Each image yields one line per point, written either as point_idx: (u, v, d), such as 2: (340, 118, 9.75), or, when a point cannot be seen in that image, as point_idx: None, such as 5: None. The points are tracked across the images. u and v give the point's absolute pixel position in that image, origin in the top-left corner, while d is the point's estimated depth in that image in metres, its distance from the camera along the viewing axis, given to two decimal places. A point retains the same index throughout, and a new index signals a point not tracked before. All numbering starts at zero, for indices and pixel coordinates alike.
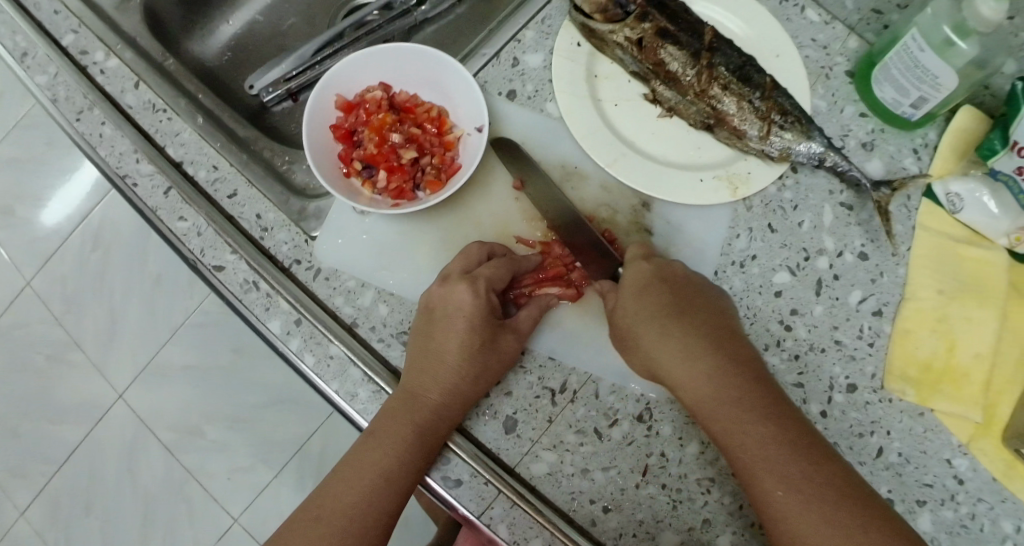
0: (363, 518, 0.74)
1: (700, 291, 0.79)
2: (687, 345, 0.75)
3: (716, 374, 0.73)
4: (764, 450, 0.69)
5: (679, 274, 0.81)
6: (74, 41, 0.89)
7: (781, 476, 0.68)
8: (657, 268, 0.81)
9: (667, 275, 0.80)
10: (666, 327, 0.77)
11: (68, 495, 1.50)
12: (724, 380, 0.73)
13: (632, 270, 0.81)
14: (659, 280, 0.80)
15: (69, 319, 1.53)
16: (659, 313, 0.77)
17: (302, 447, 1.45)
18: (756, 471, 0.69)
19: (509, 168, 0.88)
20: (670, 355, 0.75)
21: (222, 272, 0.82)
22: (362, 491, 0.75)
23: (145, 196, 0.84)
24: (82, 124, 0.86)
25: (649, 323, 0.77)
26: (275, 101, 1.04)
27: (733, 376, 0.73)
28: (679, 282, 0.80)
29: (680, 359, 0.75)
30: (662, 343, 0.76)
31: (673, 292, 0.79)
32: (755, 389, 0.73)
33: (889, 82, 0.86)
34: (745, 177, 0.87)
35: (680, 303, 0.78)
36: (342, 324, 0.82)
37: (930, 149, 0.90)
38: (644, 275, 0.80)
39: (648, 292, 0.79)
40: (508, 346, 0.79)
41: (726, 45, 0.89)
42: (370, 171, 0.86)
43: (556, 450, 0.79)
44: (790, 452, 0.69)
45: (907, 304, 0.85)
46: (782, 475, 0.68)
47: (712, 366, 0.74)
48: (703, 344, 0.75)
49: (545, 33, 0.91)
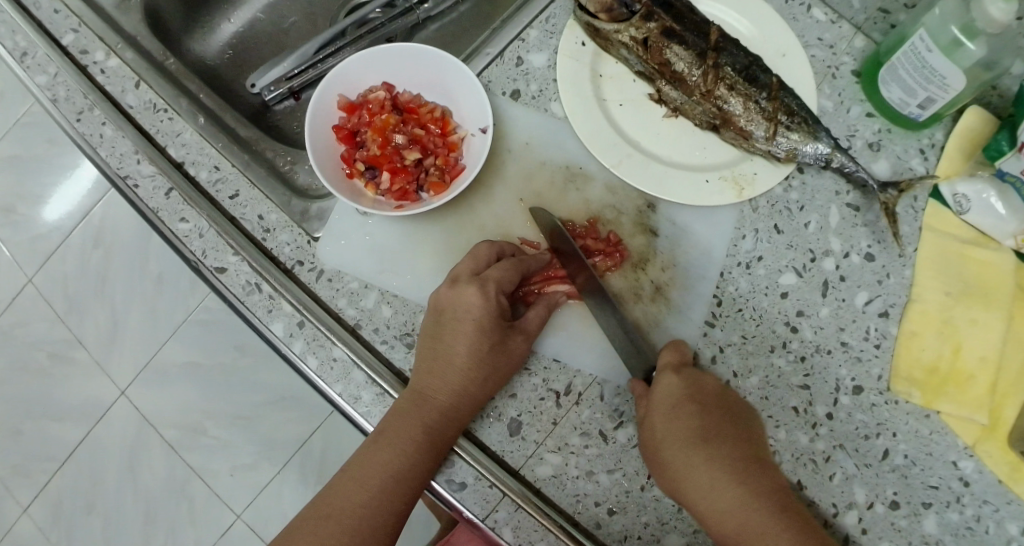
0: (372, 518, 0.74)
1: (729, 410, 0.77)
2: (713, 477, 0.73)
3: (744, 509, 0.71)
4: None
5: (708, 391, 0.78)
6: (74, 40, 0.88)
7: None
8: (685, 383, 0.77)
9: (696, 393, 0.77)
10: (693, 456, 0.74)
11: (70, 493, 1.50)
12: (751, 514, 0.71)
13: (659, 387, 0.77)
14: (687, 400, 0.76)
15: (71, 318, 1.52)
16: (684, 441, 0.74)
17: (303, 446, 1.44)
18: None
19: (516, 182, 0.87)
20: (696, 486, 0.73)
21: (224, 274, 0.81)
22: (371, 491, 0.75)
23: (147, 197, 0.83)
24: (82, 125, 0.85)
25: (675, 449, 0.74)
26: (277, 99, 1.03)
27: (761, 509, 0.71)
28: (706, 400, 0.77)
29: (710, 493, 0.72)
30: (693, 471, 0.73)
31: (701, 415, 0.76)
32: (785, 519, 0.70)
33: (896, 82, 0.86)
34: (750, 177, 0.87)
35: (706, 427, 0.75)
36: (344, 325, 0.82)
37: (936, 149, 0.89)
38: (672, 393, 0.76)
39: (676, 413, 0.75)
40: (516, 346, 0.78)
41: (732, 45, 0.88)
42: (372, 173, 0.85)
43: (561, 453, 0.78)
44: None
45: (912, 306, 0.85)
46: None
47: (739, 499, 0.72)
48: (728, 476, 0.73)
49: (549, 33, 0.90)
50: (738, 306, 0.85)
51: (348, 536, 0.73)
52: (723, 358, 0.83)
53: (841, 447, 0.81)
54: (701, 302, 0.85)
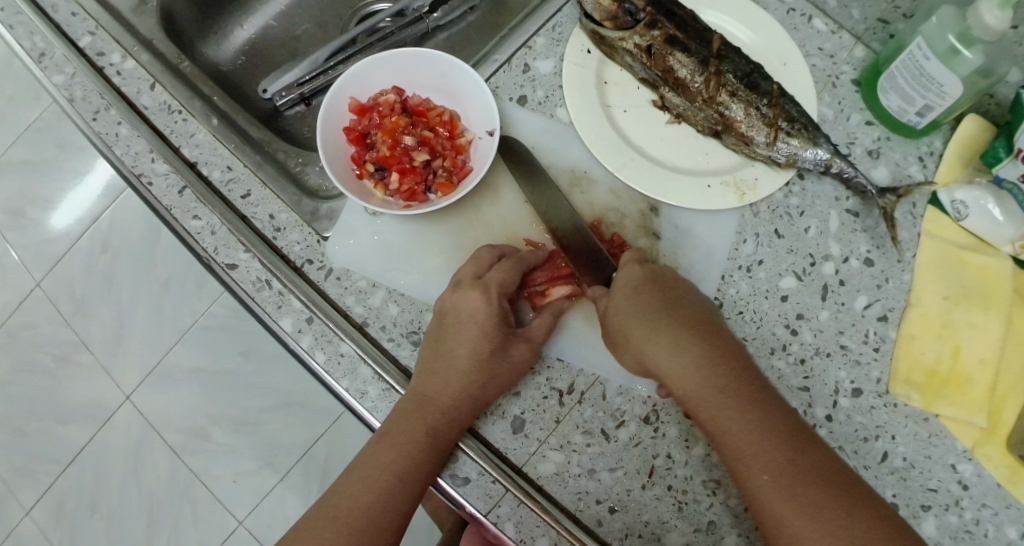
0: (378, 519, 0.75)
1: (689, 296, 0.80)
2: (680, 341, 0.75)
3: (706, 368, 0.73)
4: (753, 439, 0.70)
5: (667, 278, 0.81)
6: (91, 42, 0.90)
7: (769, 468, 0.68)
8: (646, 272, 0.81)
9: (656, 278, 0.81)
10: (656, 324, 0.76)
11: (73, 495, 1.51)
12: (714, 374, 0.73)
13: (623, 274, 0.81)
14: (650, 282, 0.80)
15: (78, 321, 1.54)
16: (649, 312, 0.77)
17: (307, 452, 1.46)
18: (745, 464, 0.69)
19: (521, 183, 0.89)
20: (660, 349, 0.75)
21: (235, 270, 0.83)
22: (376, 492, 0.76)
23: (160, 195, 0.85)
24: (98, 124, 0.87)
25: (637, 320, 0.77)
26: (288, 104, 1.05)
27: (723, 368, 0.73)
28: (668, 284, 0.80)
29: (674, 359, 0.74)
30: (659, 339, 0.75)
31: (661, 292, 0.79)
32: (743, 380, 0.73)
33: (894, 89, 0.87)
34: (751, 183, 0.89)
35: (668, 300, 0.78)
36: (352, 322, 0.83)
37: (935, 157, 0.91)
38: (636, 277, 0.80)
39: (640, 292, 0.79)
40: (518, 352, 0.79)
41: (734, 53, 0.90)
42: (382, 174, 0.87)
43: (564, 451, 0.80)
44: (781, 447, 0.69)
45: (912, 309, 0.86)
46: (771, 467, 0.68)
47: (704, 357, 0.74)
48: (693, 339, 0.75)
49: (556, 40, 0.92)
50: (739, 309, 0.86)
51: (355, 536, 0.74)
52: None
53: (840, 449, 0.82)
54: None
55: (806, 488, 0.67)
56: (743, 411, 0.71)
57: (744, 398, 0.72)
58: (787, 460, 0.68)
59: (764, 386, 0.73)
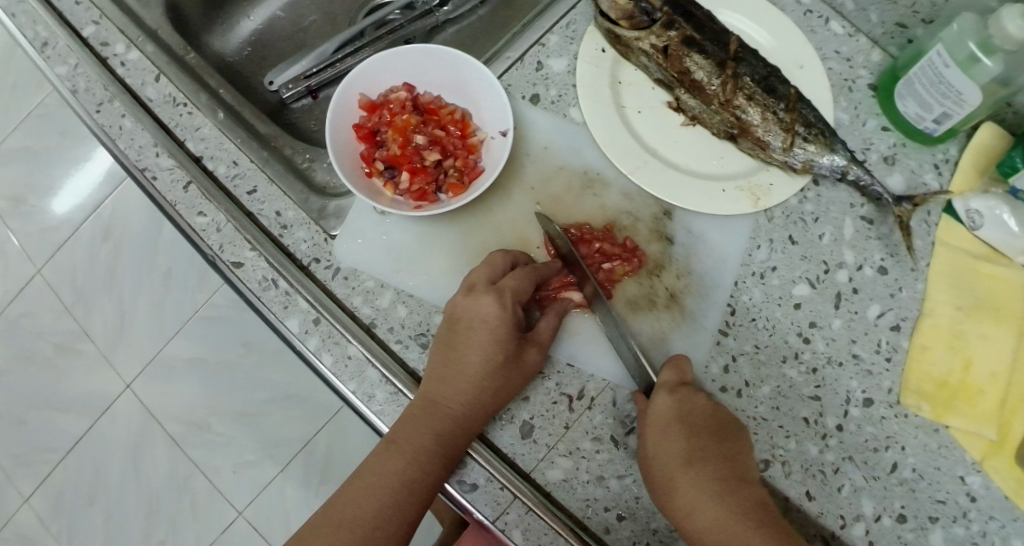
0: (385, 528, 0.74)
1: (717, 433, 0.76)
2: (699, 499, 0.73)
3: (726, 528, 0.71)
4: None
5: (696, 414, 0.77)
6: (95, 32, 0.88)
7: None
8: (677, 404, 0.76)
9: (686, 414, 0.76)
10: (677, 478, 0.74)
11: (71, 486, 1.50)
12: (734, 534, 0.70)
13: (653, 408, 0.77)
14: (678, 422, 0.75)
15: (78, 310, 1.53)
16: (670, 462, 0.74)
17: (308, 445, 1.44)
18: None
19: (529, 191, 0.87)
20: (681, 507, 0.73)
21: (241, 269, 0.81)
22: (384, 498, 0.75)
23: (164, 190, 0.83)
24: (101, 116, 0.85)
25: (662, 477, 0.75)
26: (295, 97, 1.03)
27: (745, 527, 0.70)
28: (695, 423, 0.76)
29: (694, 517, 0.72)
30: (678, 494, 0.73)
31: (689, 435, 0.75)
32: (768, 540, 0.69)
33: (912, 96, 0.86)
34: (766, 188, 0.88)
35: (693, 448, 0.75)
36: (359, 323, 0.82)
37: (951, 164, 0.90)
38: (664, 413, 0.76)
39: (665, 434, 0.75)
40: (531, 358, 0.79)
41: (751, 56, 0.89)
42: (391, 173, 0.85)
43: (572, 457, 0.79)
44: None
45: (924, 319, 0.85)
46: None
47: (724, 516, 0.71)
48: (713, 497, 0.73)
49: (569, 38, 0.91)
50: (751, 316, 0.85)
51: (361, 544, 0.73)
52: (734, 367, 0.83)
53: (850, 459, 0.82)
54: (715, 310, 0.85)
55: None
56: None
57: None
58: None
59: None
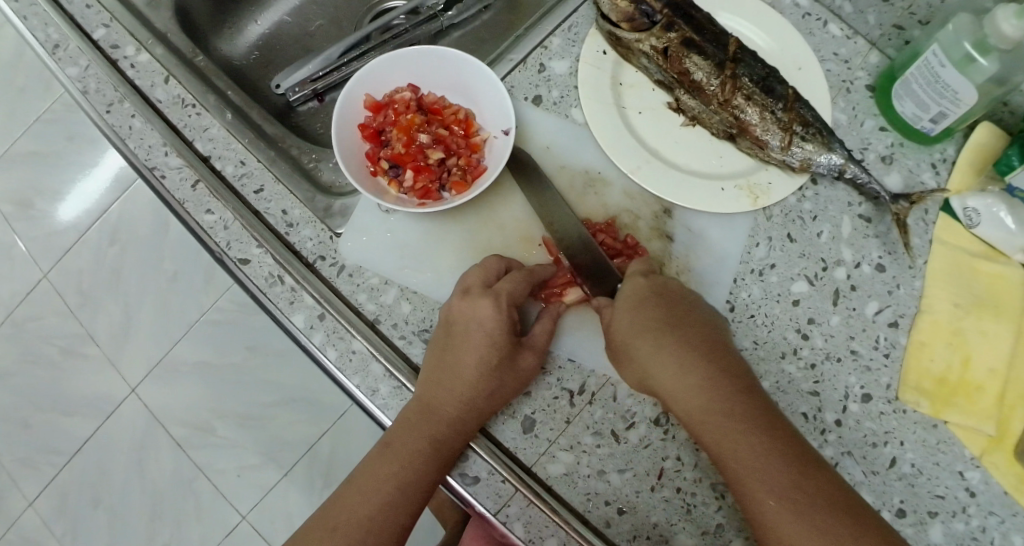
0: (376, 532, 0.75)
1: (692, 309, 0.80)
2: (685, 359, 0.75)
3: (710, 386, 0.74)
4: (758, 461, 0.70)
5: (674, 293, 0.81)
6: (105, 35, 0.90)
7: (774, 491, 0.68)
8: (654, 284, 0.81)
9: (663, 291, 0.81)
10: (661, 341, 0.77)
11: (78, 487, 1.51)
12: (715, 393, 0.73)
13: (629, 286, 0.81)
14: (656, 297, 0.80)
15: (84, 313, 1.54)
16: (651, 328, 0.78)
17: (312, 447, 1.45)
18: (748, 489, 0.70)
19: (527, 198, 0.88)
20: (663, 369, 0.76)
21: (248, 266, 0.83)
22: (377, 503, 0.76)
23: (173, 188, 0.85)
24: (111, 117, 0.87)
25: (644, 339, 0.78)
26: (301, 99, 1.06)
27: (727, 387, 0.74)
28: (671, 297, 0.80)
29: (671, 375, 0.75)
30: (658, 357, 0.76)
31: (669, 306, 0.79)
32: (750, 405, 0.73)
33: (909, 96, 0.87)
34: (765, 187, 0.89)
35: (673, 315, 0.79)
36: (364, 319, 0.83)
37: (948, 163, 0.91)
38: (641, 291, 0.81)
39: (644, 307, 0.79)
40: (526, 362, 0.80)
41: (750, 57, 0.91)
42: (396, 171, 0.87)
43: (573, 451, 0.80)
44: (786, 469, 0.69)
45: (923, 316, 0.86)
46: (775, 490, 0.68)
47: (703, 377, 0.74)
48: (697, 357, 0.75)
49: (572, 40, 0.92)
50: (751, 313, 0.86)
51: None
52: None
53: (849, 454, 0.82)
54: (714, 307, 0.86)
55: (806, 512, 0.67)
56: (748, 433, 0.71)
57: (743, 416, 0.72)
58: (792, 487, 0.68)
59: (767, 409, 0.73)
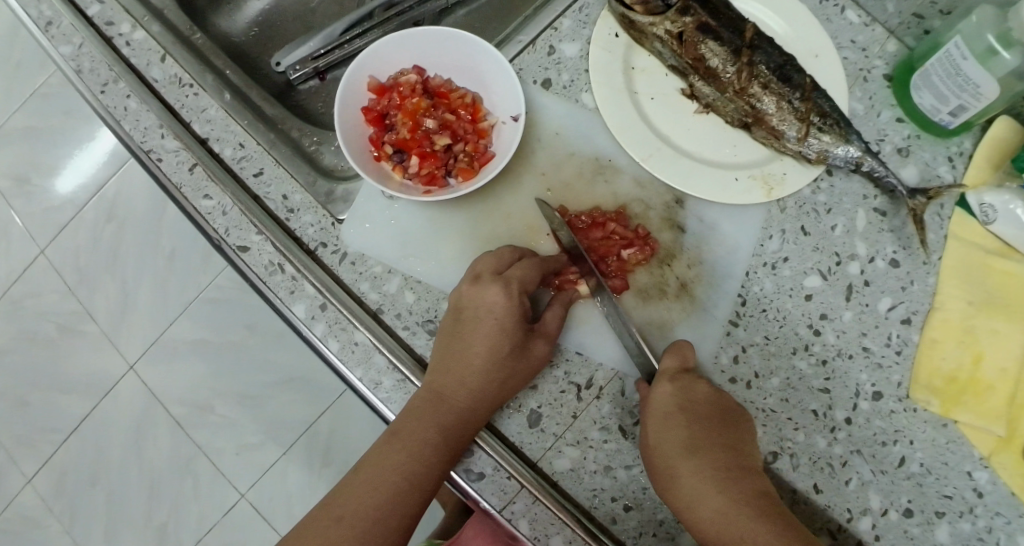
0: (382, 523, 0.73)
1: (719, 421, 0.75)
2: (704, 489, 0.72)
3: (730, 515, 0.70)
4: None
5: (700, 400, 0.76)
6: (100, 11, 0.87)
7: None
8: (680, 390, 0.76)
9: (688, 402, 0.76)
10: (680, 465, 0.73)
11: (74, 468, 1.49)
12: (736, 527, 0.70)
13: (653, 394, 0.76)
14: (679, 410, 0.75)
15: (80, 292, 1.51)
16: (673, 451, 0.74)
17: (310, 428, 1.44)
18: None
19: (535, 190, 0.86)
20: (683, 498, 0.73)
21: (247, 253, 0.80)
22: (385, 492, 0.74)
23: (170, 172, 0.82)
24: (106, 97, 0.84)
25: (664, 462, 0.74)
26: (302, 78, 1.02)
27: (747, 518, 0.70)
28: (696, 409, 0.76)
29: (692, 505, 0.72)
30: (679, 485, 0.73)
31: (693, 423, 0.75)
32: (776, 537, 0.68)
33: (928, 88, 0.85)
34: (780, 178, 0.86)
35: (695, 434, 0.75)
36: (366, 309, 0.81)
37: (965, 157, 0.89)
38: (663, 401, 0.75)
39: (665, 423, 0.75)
40: (538, 350, 0.78)
41: (767, 44, 0.88)
42: (400, 157, 0.83)
43: (579, 447, 0.78)
44: None
45: (935, 313, 0.84)
46: None
47: (724, 508, 0.71)
48: (717, 486, 0.72)
49: (582, 22, 0.89)
50: (762, 307, 0.84)
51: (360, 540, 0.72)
52: (744, 358, 0.83)
53: (858, 453, 0.81)
54: (724, 301, 0.85)
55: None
56: None
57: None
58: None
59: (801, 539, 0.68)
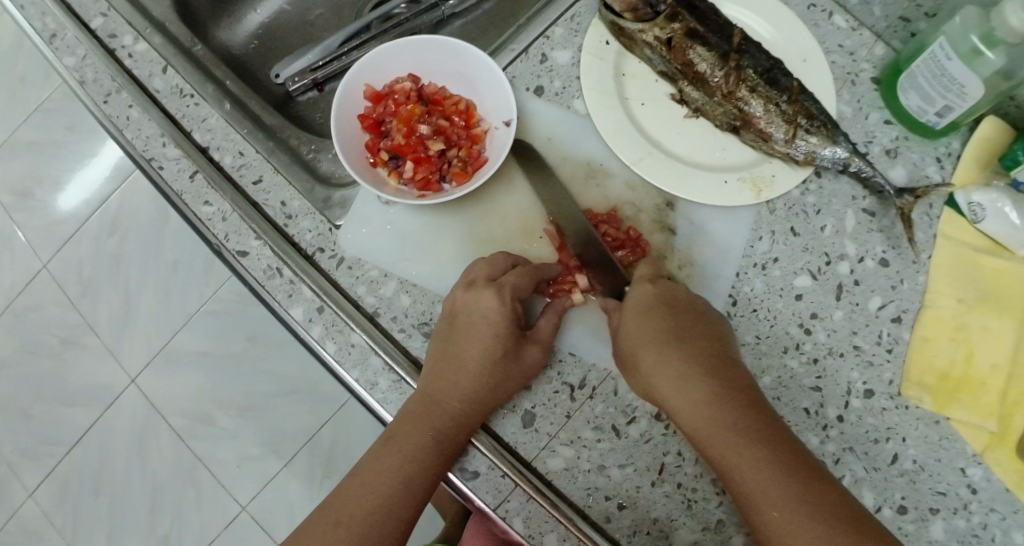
0: (378, 527, 0.74)
1: (698, 316, 0.79)
2: (686, 371, 0.75)
3: (711, 398, 0.73)
4: (760, 482, 0.68)
5: (681, 299, 0.80)
6: (103, 24, 0.89)
7: (773, 499, 0.67)
8: (660, 291, 0.80)
9: (669, 299, 0.79)
10: (665, 353, 0.76)
11: (78, 478, 1.51)
12: (715, 404, 0.72)
13: (634, 293, 0.80)
14: (661, 304, 0.79)
15: (83, 303, 1.54)
16: (655, 339, 0.77)
17: (313, 437, 1.45)
18: (752, 507, 0.68)
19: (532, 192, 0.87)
20: (666, 381, 0.75)
21: (246, 258, 0.82)
22: (381, 495, 0.75)
23: (171, 179, 0.84)
24: (109, 107, 0.86)
25: (647, 349, 0.77)
26: (301, 90, 1.04)
27: (729, 404, 0.72)
28: (678, 305, 0.79)
29: (674, 386, 0.74)
30: (660, 369, 0.75)
31: (675, 316, 0.78)
32: (749, 415, 0.71)
33: (914, 89, 0.86)
34: (769, 179, 0.88)
35: (679, 326, 0.77)
36: (363, 312, 0.83)
37: (953, 158, 0.90)
38: (646, 298, 0.79)
39: (648, 316, 0.78)
40: (530, 355, 0.79)
41: (756, 48, 0.89)
42: (397, 162, 0.86)
43: (573, 446, 0.79)
44: (789, 481, 0.67)
45: (926, 311, 0.85)
46: (774, 498, 0.67)
47: (704, 389, 0.73)
48: (699, 370, 0.74)
49: (574, 31, 0.91)
50: (753, 307, 0.85)
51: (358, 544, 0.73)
52: None
53: (850, 450, 0.82)
54: (716, 301, 0.86)
55: (817, 529, 0.65)
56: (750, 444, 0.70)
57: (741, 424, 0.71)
58: (800, 506, 0.66)
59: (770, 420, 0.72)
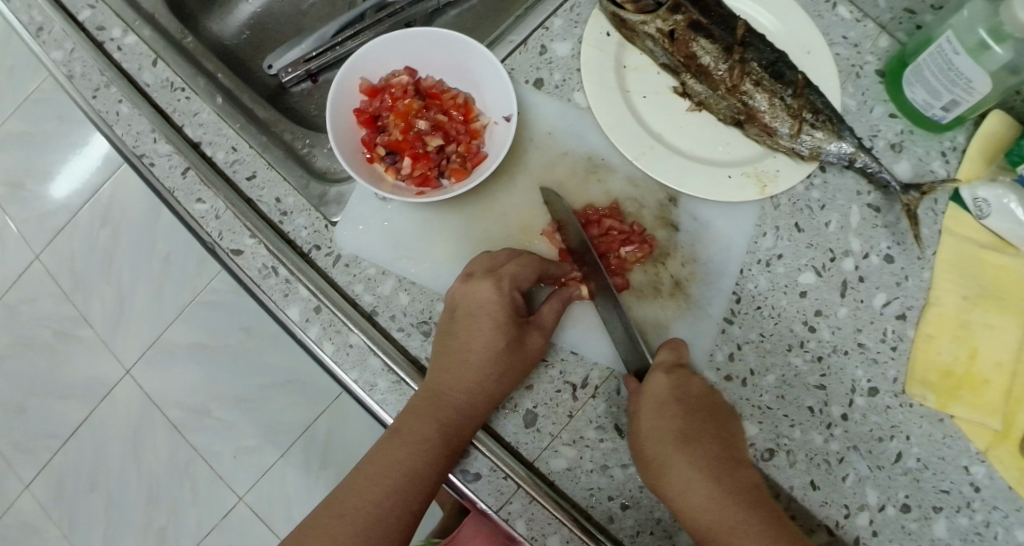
0: (384, 521, 0.73)
1: (708, 413, 0.76)
2: (693, 478, 0.73)
3: (720, 508, 0.72)
4: None
5: (693, 392, 0.77)
6: (91, 16, 0.86)
7: None
8: (673, 383, 0.76)
9: (682, 395, 0.77)
10: (669, 455, 0.74)
11: (73, 473, 1.49)
12: (724, 516, 0.71)
13: (648, 385, 0.76)
14: (673, 401, 0.76)
15: (77, 296, 1.51)
16: (664, 441, 0.75)
17: (307, 430, 1.44)
18: None
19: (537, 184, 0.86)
20: (675, 488, 0.73)
21: (240, 256, 0.80)
22: (387, 487, 0.74)
23: (162, 176, 0.82)
24: (98, 102, 0.84)
25: (654, 451, 0.75)
26: (294, 81, 1.02)
27: (740, 516, 0.71)
28: (688, 401, 0.77)
29: (683, 493, 0.73)
30: (669, 474, 0.74)
31: (687, 416, 0.76)
32: (761, 524, 0.70)
33: (920, 83, 0.85)
34: (773, 174, 0.86)
35: (687, 427, 0.76)
36: (360, 311, 0.81)
37: (958, 152, 0.89)
38: (660, 391, 0.76)
39: (660, 413, 0.75)
40: (533, 343, 0.78)
41: (759, 40, 0.88)
42: (393, 158, 0.84)
43: (576, 446, 0.78)
44: None
45: (930, 308, 0.84)
46: None
47: (714, 498, 0.72)
48: (706, 477, 0.73)
49: (574, 21, 0.89)
50: (757, 304, 0.84)
51: (361, 540, 0.72)
52: (739, 355, 0.83)
53: (854, 448, 0.81)
54: (719, 298, 0.85)
55: None
56: None
57: (754, 539, 0.70)
58: None
59: (783, 528, 0.71)
